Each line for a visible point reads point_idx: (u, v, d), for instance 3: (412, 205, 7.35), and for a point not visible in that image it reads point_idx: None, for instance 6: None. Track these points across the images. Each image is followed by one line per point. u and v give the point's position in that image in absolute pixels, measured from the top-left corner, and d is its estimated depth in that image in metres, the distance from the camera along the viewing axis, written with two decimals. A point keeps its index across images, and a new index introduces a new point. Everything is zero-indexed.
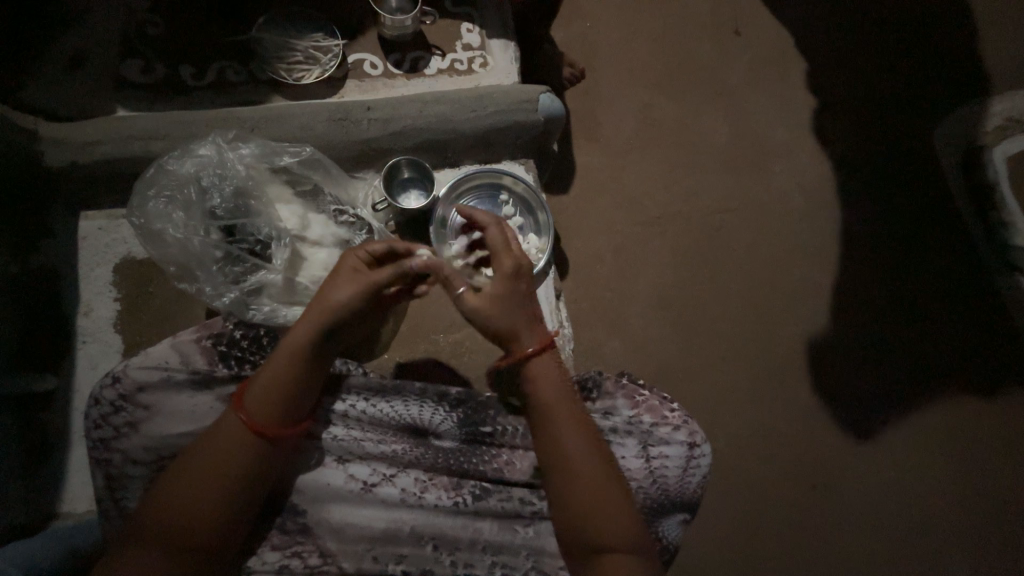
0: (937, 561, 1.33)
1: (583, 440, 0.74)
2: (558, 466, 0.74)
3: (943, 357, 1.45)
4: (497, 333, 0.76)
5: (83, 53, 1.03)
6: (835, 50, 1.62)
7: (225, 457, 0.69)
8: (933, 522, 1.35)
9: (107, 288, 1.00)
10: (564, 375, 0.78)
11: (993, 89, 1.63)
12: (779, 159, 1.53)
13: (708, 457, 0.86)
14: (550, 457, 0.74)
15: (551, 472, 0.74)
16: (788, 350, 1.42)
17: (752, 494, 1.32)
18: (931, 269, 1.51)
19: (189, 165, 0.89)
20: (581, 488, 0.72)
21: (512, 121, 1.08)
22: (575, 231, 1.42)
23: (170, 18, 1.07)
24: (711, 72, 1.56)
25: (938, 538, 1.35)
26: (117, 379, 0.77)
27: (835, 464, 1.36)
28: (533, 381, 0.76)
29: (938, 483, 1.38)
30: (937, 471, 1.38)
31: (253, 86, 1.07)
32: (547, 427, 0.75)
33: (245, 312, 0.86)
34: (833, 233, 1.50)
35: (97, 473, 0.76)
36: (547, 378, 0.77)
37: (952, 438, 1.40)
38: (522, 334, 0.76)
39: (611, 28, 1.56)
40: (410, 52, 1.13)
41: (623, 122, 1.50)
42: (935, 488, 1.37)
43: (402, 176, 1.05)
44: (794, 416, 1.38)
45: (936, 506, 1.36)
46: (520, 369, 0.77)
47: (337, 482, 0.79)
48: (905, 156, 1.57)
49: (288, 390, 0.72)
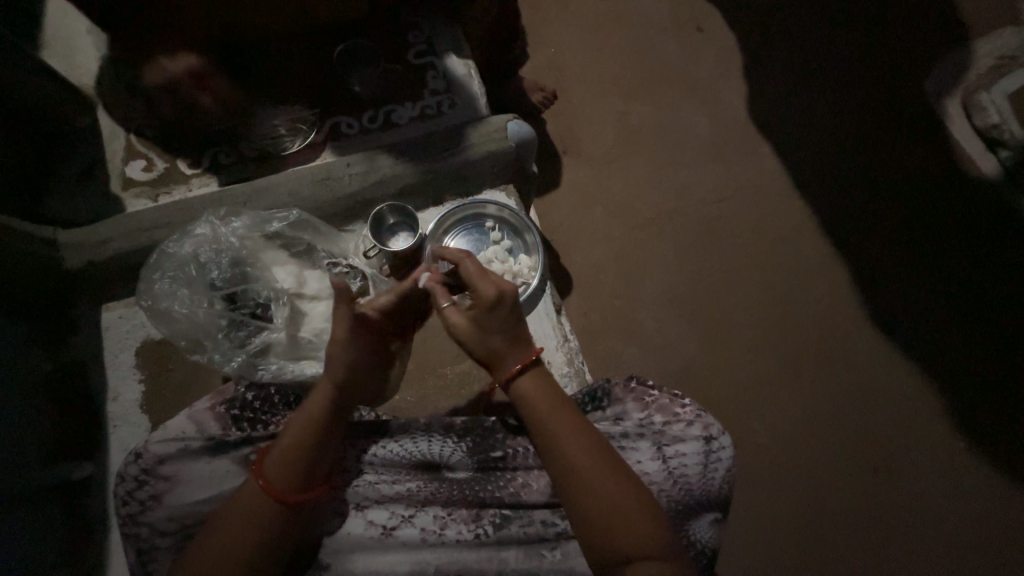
0: (1010, 527, 1.24)
1: (586, 447, 0.72)
2: (570, 478, 0.71)
3: (976, 310, 1.39)
4: (504, 349, 0.77)
5: (93, 164, 1.14)
6: (799, 28, 1.63)
7: (246, 523, 0.70)
8: (998, 487, 1.27)
9: (131, 371, 1.06)
10: (556, 389, 0.77)
11: (978, 31, 1.59)
12: (763, 139, 1.53)
13: (729, 450, 0.83)
14: (560, 472, 0.72)
15: (563, 485, 0.72)
16: (809, 329, 1.37)
17: (804, 491, 1.26)
18: (947, 222, 1.46)
19: (188, 246, 0.95)
20: (592, 498, 0.69)
21: (485, 153, 1.13)
22: (571, 246, 1.43)
23: (164, 117, 1.16)
24: (679, 71, 1.59)
25: (1008, 502, 1.26)
26: (139, 454, 0.80)
27: (880, 440, 1.30)
28: (531, 398, 0.76)
29: (996, 445, 1.30)
30: (994, 431, 1.31)
31: (244, 165, 1.16)
32: (554, 440, 0.73)
33: (254, 372, 0.91)
34: (833, 202, 1.47)
35: (128, 549, 0.79)
36: (546, 393, 0.76)
37: (1002, 394, 1.34)
38: (505, 354, 0.77)
39: (576, 49, 1.62)
40: (383, 107, 1.19)
41: (601, 133, 1.53)
42: (997, 454, 1.29)
43: (389, 222, 1.12)
44: (826, 395, 1.33)
45: (998, 468, 1.28)
46: (526, 386, 0.76)
47: (358, 531, 0.79)
48: (894, 117, 1.54)
49: (307, 454, 0.74)
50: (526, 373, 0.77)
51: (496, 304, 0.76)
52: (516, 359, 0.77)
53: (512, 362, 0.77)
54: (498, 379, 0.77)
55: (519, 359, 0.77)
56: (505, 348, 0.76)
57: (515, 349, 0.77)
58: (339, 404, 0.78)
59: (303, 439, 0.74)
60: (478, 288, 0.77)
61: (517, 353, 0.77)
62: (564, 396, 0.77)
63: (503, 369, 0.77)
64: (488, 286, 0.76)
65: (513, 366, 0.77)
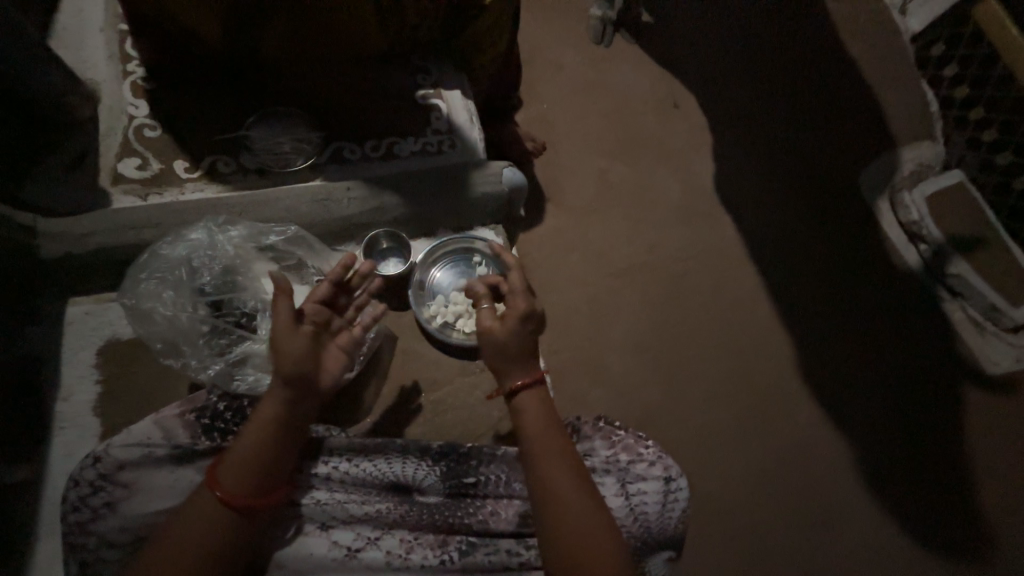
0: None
1: (566, 468, 0.76)
2: (546, 494, 0.75)
3: (899, 379, 1.57)
4: (513, 363, 0.81)
5: (82, 156, 1.12)
6: (760, 118, 1.87)
7: (201, 533, 0.68)
8: (914, 543, 1.39)
9: (90, 371, 1.02)
10: (550, 409, 0.81)
11: (904, 140, 1.87)
12: (725, 210, 1.71)
13: (685, 492, 0.89)
14: (539, 487, 0.76)
15: (540, 499, 0.75)
16: (757, 385, 1.50)
17: (745, 538, 1.34)
18: (875, 299, 1.66)
19: (181, 249, 0.95)
20: (563, 517, 0.73)
21: (480, 194, 1.22)
22: (549, 286, 1.52)
23: (166, 121, 1.17)
24: (656, 141, 1.77)
25: (922, 559, 1.38)
26: (98, 459, 0.77)
27: (815, 494, 1.41)
28: (524, 413, 0.80)
29: (915, 505, 1.43)
30: (914, 492, 1.44)
31: (243, 175, 1.17)
32: (537, 457, 0.77)
33: (230, 383, 0.89)
34: (782, 272, 1.65)
35: (71, 558, 0.75)
36: (539, 411, 0.80)
37: (921, 458, 1.48)
38: (514, 366, 0.81)
39: (566, 109, 1.78)
40: (386, 138, 1.23)
41: (583, 186, 1.66)
42: (915, 513, 1.42)
43: (381, 247, 1.21)
44: (770, 448, 1.43)
45: (915, 526, 1.41)
46: (524, 400, 0.80)
47: (320, 552, 0.78)
48: (834, 205, 1.77)
49: (262, 464, 0.72)
50: (531, 387, 0.81)
51: (528, 317, 0.83)
52: (523, 373, 0.81)
53: (519, 375, 0.81)
54: (505, 387, 0.81)
55: (525, 375, 0.81)
56: (519, 357, 0.81)
57: (525, 363, 0.81)
58: (293, 411, 0.75)
59: (259, 450, 0.73)
60: (513, 299, 0.84)
61: (525, 368, 0.81)
62: (556, 417, 0.81)
63: (510, 379, 0.81)
64: (523, 299, 0.84)
65: (518, 379, 0.81)
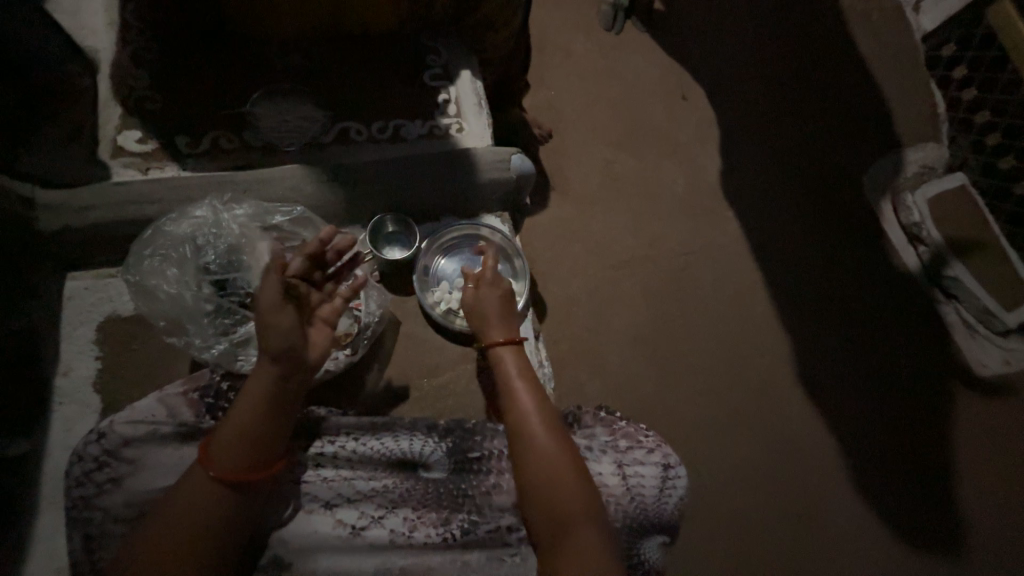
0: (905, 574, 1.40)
1: (550, 429, 0.77)
2: (532, 455, 0.74)
3: (891, 377, 1.59)
4: (489, 322, 0.86)
5: (81, 127, 1.09)
6: (768, 113, 1.85)
7: (200, 510, 0.68)
8: (897, 536, 1.43)
9: (89, 346, 1.02)
10: (529, 368, 0.83)
11: (909, 141, 1.87)
12: (729, 204, 1.70)
13: (683, 480, 0.90)
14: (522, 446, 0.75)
15: (525, 460, 0.74)
16: (752, 379, 1.51)
17: (735, 528, 1.37)
18: (872, 297, 1.67)
19: (186, 226, 0.94)
20: (551, 480, 0.72)
21: (487, 179, 1.20)
22: (551, 275, 1.51)
23: (165, 92, 1.13)
24: (663, 133, 1.75)
25: (904, 550, 1.42)
26: (102, 434, 0.77)
27: (804, 487, 1.44)
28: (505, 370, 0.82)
29: (899, 499, 1.47)
30: (899, 487, 1.48)
31: (246, 152, 1.14)
32: (520, 416, 0.78)
33: (234, 363, 0.88)
34: (783, 269, 1.65)
35: (75, 533, 0.75)
36: (519, 370, 0.82)
37: (908, 455, 1.51)
38: (489, 325, 0.86)
39: (574, 96, 1.76)
40: (393, 120, 1.21)
41: (588, 176, 1.65)
42: (900, 507, 1.46)
43: (386, 230, 1.18)
44: (763, 441, 1.46)
45: (899, 520, 1.45)
46: (502, 357, 0.83)
47: (325, 529, 0.79)
48: (837, 203, 1.77)
49: (255, 440, 0.71)
50: (508, 345, 0.84)
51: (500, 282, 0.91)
52: (500, 332, 0.85)
53: (497, 333, 0.85)
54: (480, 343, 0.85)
55: (502, 333, 0.85)
56: (494, 316, 0.86)
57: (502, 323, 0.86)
58: (283, 385, 0.74)
59: (248, 426, 0.71)
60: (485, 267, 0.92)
61: (501, 328, 0.86)
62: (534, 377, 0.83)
63: (487, 337, 0.85)
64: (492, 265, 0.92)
65: (496, 337, 0.84)
